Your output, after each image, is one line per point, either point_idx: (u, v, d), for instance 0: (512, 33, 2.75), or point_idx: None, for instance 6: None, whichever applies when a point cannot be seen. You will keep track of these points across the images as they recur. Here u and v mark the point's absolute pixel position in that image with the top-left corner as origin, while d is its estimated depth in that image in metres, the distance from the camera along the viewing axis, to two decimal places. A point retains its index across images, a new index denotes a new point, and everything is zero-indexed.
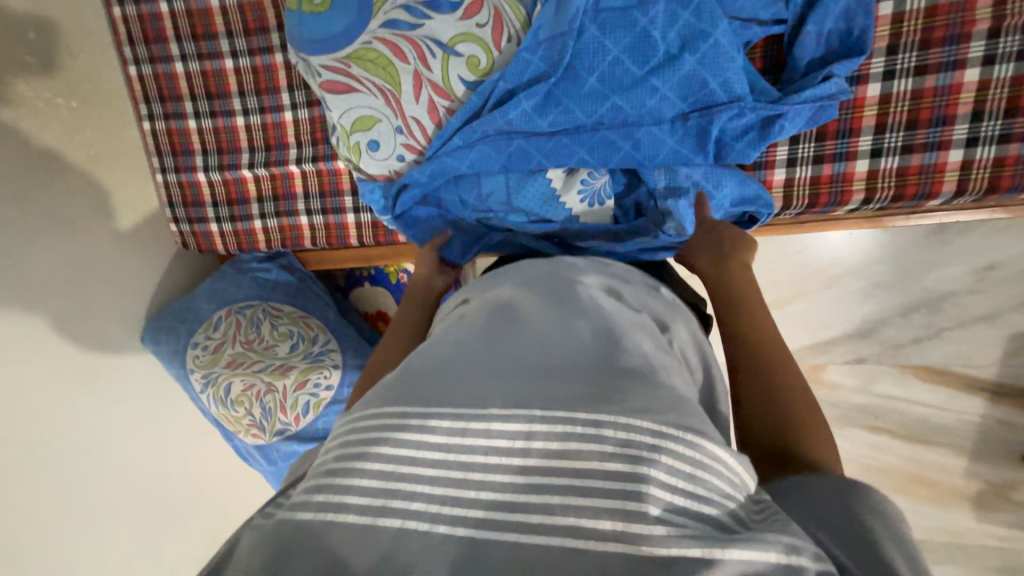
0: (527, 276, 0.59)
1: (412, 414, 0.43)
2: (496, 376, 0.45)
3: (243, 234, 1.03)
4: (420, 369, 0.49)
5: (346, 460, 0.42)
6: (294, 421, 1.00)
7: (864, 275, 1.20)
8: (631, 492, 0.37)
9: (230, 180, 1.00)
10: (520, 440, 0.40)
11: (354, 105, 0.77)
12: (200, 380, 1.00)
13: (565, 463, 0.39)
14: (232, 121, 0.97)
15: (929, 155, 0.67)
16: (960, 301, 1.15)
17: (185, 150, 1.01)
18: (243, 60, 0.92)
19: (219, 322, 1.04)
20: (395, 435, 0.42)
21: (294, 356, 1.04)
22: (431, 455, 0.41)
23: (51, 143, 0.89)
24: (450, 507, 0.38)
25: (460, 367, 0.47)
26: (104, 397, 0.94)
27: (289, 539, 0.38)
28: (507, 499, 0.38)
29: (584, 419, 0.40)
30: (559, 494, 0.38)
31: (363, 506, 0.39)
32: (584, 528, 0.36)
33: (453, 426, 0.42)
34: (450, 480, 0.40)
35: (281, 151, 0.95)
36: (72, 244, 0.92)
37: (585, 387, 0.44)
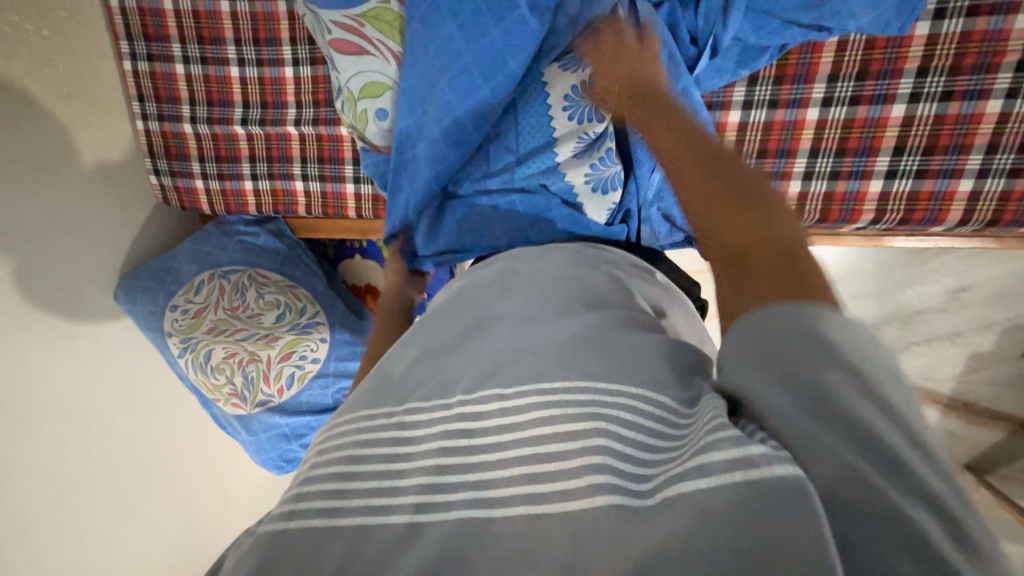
0: (500, 257, 0.57)
1: (371, 407, 0.42)
2: (461, 356, 0.43)
3: (231, 194, 0.97)
4: (385, 362, 0.46)
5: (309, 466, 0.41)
6: (276, 392, 0.98)
7: (845, 286, 1.25)
8: (596, 456, 0.34)
9: (220, 135, 0.93)
10: (481, 414, 0.38)
11: (365, 70, 0.72)
12: (178, 344, 0.95)
13: (528, 434, 0.36)
14: (226, 71, 0.89)
15: (941, 182, 0.68)
16: (928, 318, 1.21)
17: (171, 96, 0.93)
18: (240, 4, 0.84)
19: (201, 285, 0.98)
20: (359, 434, 0.40)
21: (279, 327, 1.00)
22: (395, 444, 0.39)
23: (12, 72, 0.80)
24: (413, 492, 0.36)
25: (423, 353, 0.45)
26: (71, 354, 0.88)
27: (261, 548, 0.35)
28: (474, 478, 0.36)
29: (548, 388, 0.38)
30: (526, 466, 0.35)
31: (330, 506, 0.37)
32: (556, 497, 0.33)
33: (417, 415, 0.40)
34: (411, 464, 0.38)
35: (279, 109, 0.89)
36: (39, 190, 0.84)
37: (554, 353, 0.40)
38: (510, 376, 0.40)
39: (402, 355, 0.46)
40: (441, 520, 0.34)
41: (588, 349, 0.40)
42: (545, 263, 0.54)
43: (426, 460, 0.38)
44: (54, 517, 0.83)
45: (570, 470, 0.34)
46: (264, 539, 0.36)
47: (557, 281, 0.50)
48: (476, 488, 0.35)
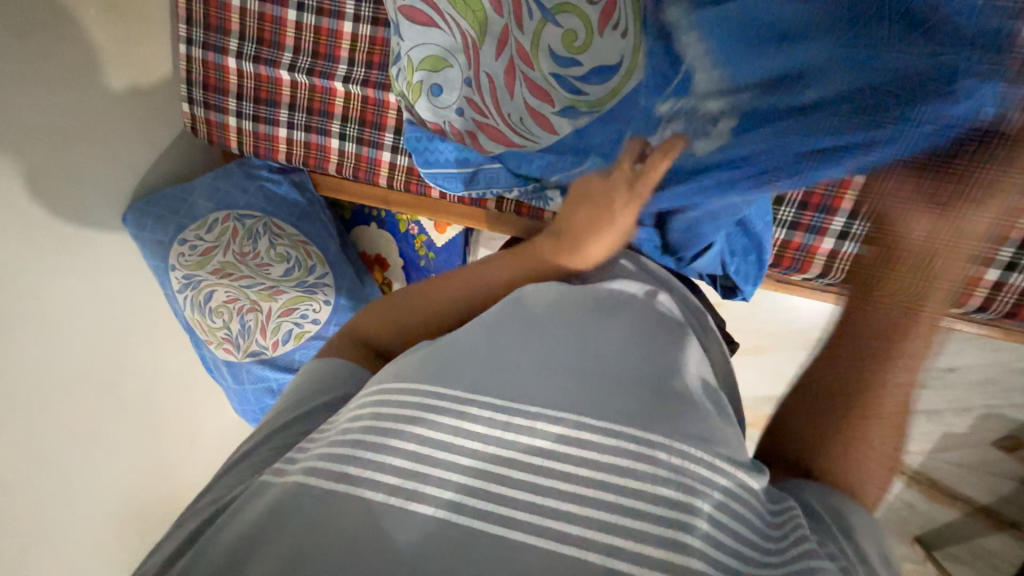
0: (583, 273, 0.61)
1: (449, 394, 0.46)
2: (544, 375, 0.47)
3: (263, 138, 0.95)
4: (460, 350, 0.50)
5: (373, 430, 0.44)
6: (271, 345, 0.96)
7: None
8: (679, 522, 0.38)
9: (264, 77, 0.91)
10: (563, 443, 0.42)
11: (429, 42, 0.71)
12: (180, 279, 0.93)
13: (610, 478, 0.40)
14: (282, 13, 0.87)
15: None
16: (916, 392, 1.24)
17: (220, 27, 0.90)
18: None
19: (214, 224, 0.96)
20: (429, 418, 0.44)
21: (285, 281, 0.98)
22: (468, 442, 0.43)
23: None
24: (481, 500, 0.40)
25: (505, 357, 0.49)
26: (70, 269, 0.86)
27: (309, 506, 0.39)
28: (546, 505, 0.39)
29: (634, 436, 0.42)
30: (604, 510, 0.39)
31: (391, 485, 0.40)
32: (627, 548, 0.37)
33: (494, 419, 0.44)
34: (488, 470, 0.41)
35: (330, 63, 0.87)
36: (67, 94, 0.82)
37: (635, 402, 0.44)
38: (594, 412, 0.43)
39: (470, 347, 0.50)
40: (508, 536, 0.38)
41: (665, 405, 0.44)
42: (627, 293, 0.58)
43: (501, 475, 0.41)
44: (28, 433, 0.80)
45: (642, 528, 0.38)
46: (311, 503, 0.39)
47: (639, 316, 0.55)
48: (540, 513, 0.39)
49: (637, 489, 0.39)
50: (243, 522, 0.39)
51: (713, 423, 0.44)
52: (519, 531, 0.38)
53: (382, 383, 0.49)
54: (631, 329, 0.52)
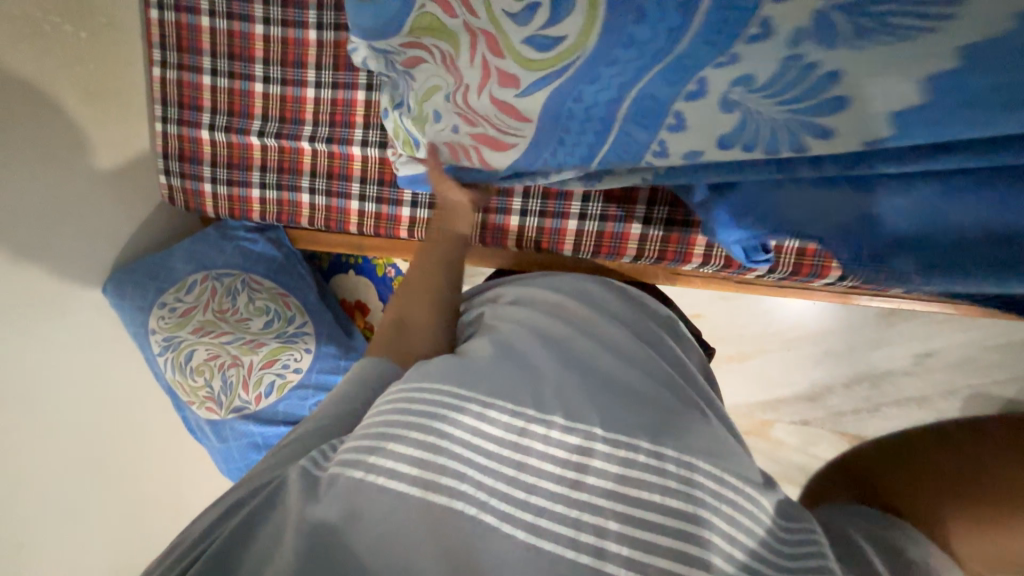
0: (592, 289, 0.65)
1: (471, 394, 0.49)
2: (559, 391, 0.50)
3: (238, 200, 1.00)
4: (478, 358, 0.54)
5: (398, 425, 0.46)
6: (254, 399, 0.97)
7: (819, 343, 1.31)
8: (689, 533, 0.40)
9: (236, 144, 0.97)
10: (578, 457, 0.45)
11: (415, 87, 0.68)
12: (160, 342, 0.95)
13: (622, 490, 0.43)
14: (250, 86, 0.94)
15: None
16: (896, 380, 1.27)
17: (193, 104, 0.97)
18: (275, 29, 0.91)
19: (194, 285, 0.99)
20: (453, 415, 0.47)
21: (266, 333, 1.00)
22: (486, 445, 0.46)
23: (45, 62, 0.84)
24: (497, 501, 0.43)
25: (523, 370, 0.52)
26: (53, 342, 0.87)
27: (344, 494, 0.43)
28: (561, 515, 0.42)
29: (647, 449, 0.45)
30: (614, 521, 0.42)
31: (412, 476, 0.43)
32: (637, 557, 0.40)
33: (511, 425, 0.47)
34: (506, 479, 0.44)
35: (296, 126, 0.94)
36: (51, 177, 0.86)
37: (646, 419, 0.48)
38: (608, 427, 0.47)
39: (488, 356, 0.54)
40: (522, 537, 0.41)
41: (673, 425, 0.48)
42: (637, 320, 0.61)
43: (517, 479, 0.44)
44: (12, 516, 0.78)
45: (656, 543, 0.40)
46: (344, 491, 0.43)
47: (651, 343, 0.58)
48: (555, 521, 0.42)
49: (650, 499, 0.42)
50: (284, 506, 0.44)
51: (723, 437, 0.48)
52: (531, 534, 0.41)
53: (408, 381, 0.52)
54: (645, 354, 0.56)
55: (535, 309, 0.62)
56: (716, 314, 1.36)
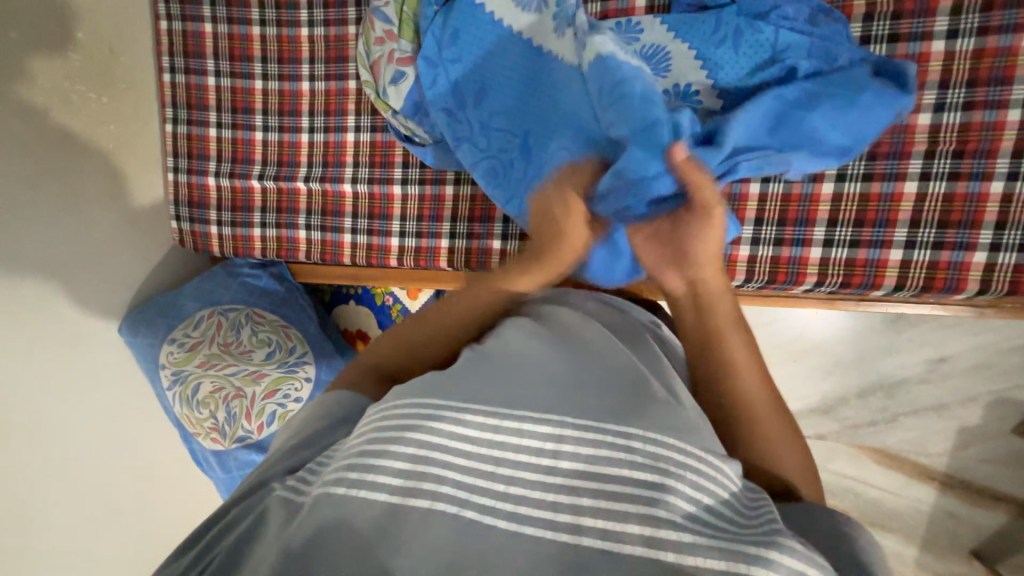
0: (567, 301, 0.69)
1: (443, 401, 0.50)
2: (530, 388, 0.52)
3: (241, 239, 1.07)
4: (456, 368, 0.56)
5: (378, 440, 0.48)
6: (257, 428, 1.00)
7: (826, 352, 1.28)
8: (659, 503, 0.42)
9: (239, 188, 1.05)
10: (551, 442, 0.47)
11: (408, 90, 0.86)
12: (169, 376, 1.00)
13: (591, 468, 0.45)
14: (251, 135, 1.03)
15: (874, 251, 0.76)
16: (911, 389, 1.23)
17: (201, 155, 1.06)
18: (271, 84, 1.00)
19: (201, 320, 1.05)
20: (429, 423, 0.48)
21: (267, 364, 1.04)
22: (461, 446, 0.47)
23: (65, 124, 0.93)
24: (477, 496, 0.44)
25: (494, 373, 0.54)
26: (66, 378, 0.93)
27: (321, 515, 0.43)
28: (537, 497, 0.44)
29: (614, 430, 0.46)
30: (588, 497, 0.43)
31: (393, 486, 0.45)
32: (614, 531, 0.41)
33: (484, 423, 0.48)
34: (482, 471, 0.46)
35: (292, 168, 1.01)
36: (73, 230, 0.95)
37: (615, 402, 0.50)
38: (578, 413, 0.48)
39: (464, 366, 0.56)
40: (503, 528, 0.42)
41: (636, 404, 0.50)
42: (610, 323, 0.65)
43: (496, 473, 0.46)
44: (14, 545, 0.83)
45: (629, 513, 0.42)
46: (327, 512, 0.44)
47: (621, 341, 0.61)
48: (533, 504, 0.44)
49: (619, 473, 0.44)
50: (262, 543, 0.45)
51: (688, 415, 0.50)
52: (512, 522, 0.43)
53: (385, 402, 0.53)
54: (614, 350, 0.58)
55: (511, 322, 0.65)
56: None
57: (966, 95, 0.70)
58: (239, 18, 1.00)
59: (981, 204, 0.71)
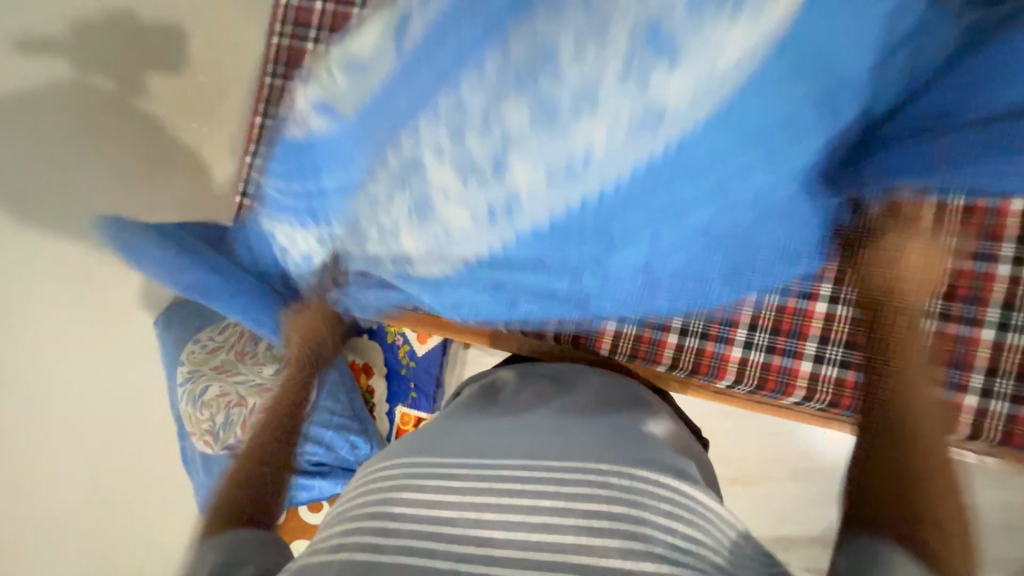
0: (554, 379, 0.75)
1: (423, 461, 0.54)
2: (508, 441, 0.57)
3: None
4: (438, 436, 0.61)
5: (372, 509, 0.50)
6: (247, 439, 1.04)
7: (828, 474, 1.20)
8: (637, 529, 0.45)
9: None
10: (530, 482, 0.50)
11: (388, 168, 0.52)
12: (184, 373, 1.08)
13: (570, 501, 0.48)
14: None
15: (864, 374, 0.78)
16: None
17: None
18: None
19: (226, 326, 1.15)
20: (418, 485, 0.51)
21: (273, 379, 1.10)
22: (450, 494, 0.50)
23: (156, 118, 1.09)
24: (471, 539, 0.46)
25: (473, 437, 0.59)
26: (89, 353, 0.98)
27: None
28: (523, 531, 0.46)
29: (588, 468, 0.51)
30: (570, 531, 0.45)
31: (390, 545, 0.46)
32: (604, 561, 0.43)
33: (471, 471, 0.52)
34: (474, 514, 0.48)
35: None
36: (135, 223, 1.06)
37: (587, 447, 0.55)
38: (550, 454, 0.53)
39: (448, 432, 0.61)
40: (499, 560, 0.44)
41: (607, 450, 0.54)
42: (592, 392, 0.71)
43: (486, 514, 0.48)
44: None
45: (613, 540, 0.44)
46: (333, 572, 0.44)
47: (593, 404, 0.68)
48: (525, 539, 0.45)
49: (594, 506, 0.47)
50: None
51: (664, 465, 0.54)
52: (506, 555, 0.44)
53: (376, 470, 0.57)
54: (586, 417, 0.63)
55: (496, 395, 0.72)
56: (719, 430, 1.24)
57: (986, 246, 0.74)
58: None
59: (975, 349, 0.74)
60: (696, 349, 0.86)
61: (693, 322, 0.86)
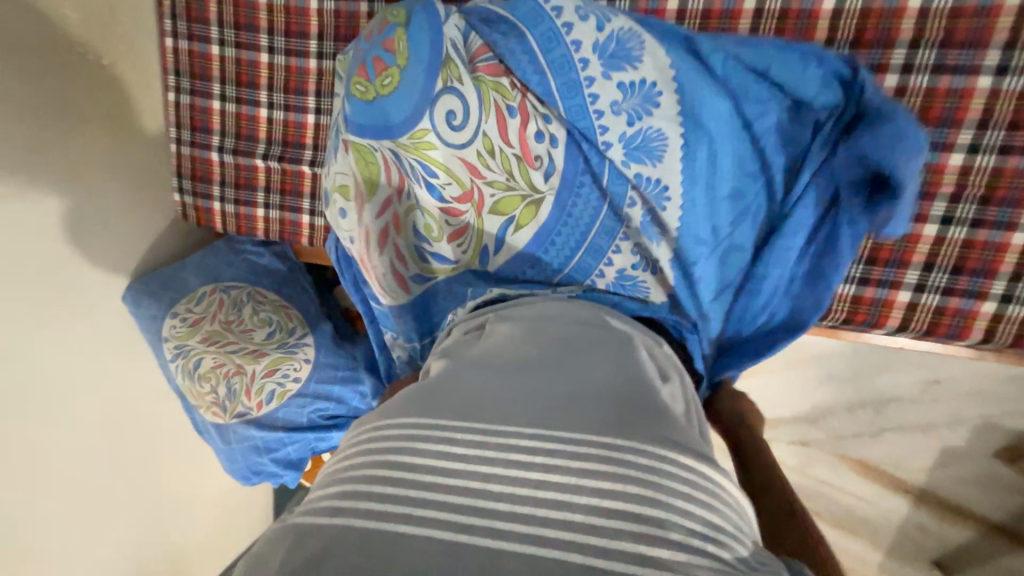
0: (561, 314, 0.66)
1: (420, 420, 0.49)
2: (516, 398, 0.51)
3: (244, 218, 1.05)
4: (438, 384, 0.55)
5: (360, 472, 0.46)
6: (255, 406, 1.03)
7: (823, 363, 1.25)
8: (648, 515, 0.41)
9: (242, 165, 1.02)
10: (539, 456, 0.45)
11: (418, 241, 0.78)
12: (172, 349, 1.03)
13: (581, 480, 0.43)
14: (256, 111, 0.99)
15: (882, 290, 0.80)
16: (902, 407, 1.22)
17: (204, 127, 1.02)
18: (278, 59, 0.96)
19: (202, 297, 1.06)
20: (412, 447, 0.47)
21: (268, 344, 1.06)
22: (444, 461, 0.45)
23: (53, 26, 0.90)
24: (463, 516, 0.42)
25: (475, 390, 0.52)
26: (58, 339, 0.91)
27: (306, 543, 0.41)
28: (525, 512, 0.42)
29: (603, 442, 0.45)
30: (579, 512, 0.41)
31: (374, 512, 0.42)
32: (609, 547, 0.39)
33: (473, 440, 0.46)
34: (470, 489, 0.44)
35: (297, 149, 0.99)
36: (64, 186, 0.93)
37: (603, 411, 0.49)
38: (563, 421, 0.47)
39: (449, 381, 0.55)
40: (490, 543, 0.40)
41: (623, 415, 0.49)
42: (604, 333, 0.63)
43: (485, 488, 0.44)
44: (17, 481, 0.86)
45: (620, 528, 0.40)
46: (310, 536, 0.42)
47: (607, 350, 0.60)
48: (525, 521, 0.41)
49: (605, 488, 0.43)
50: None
51: (679, 431, 0.49)
52: (499, 538, 0.40)
53: (369, 424, 0.52)
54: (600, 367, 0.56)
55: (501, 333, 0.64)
56: None
57: (1004, 138, 0.71)
58: None
59: (1001, 253, 0.75)
60: None
61: None
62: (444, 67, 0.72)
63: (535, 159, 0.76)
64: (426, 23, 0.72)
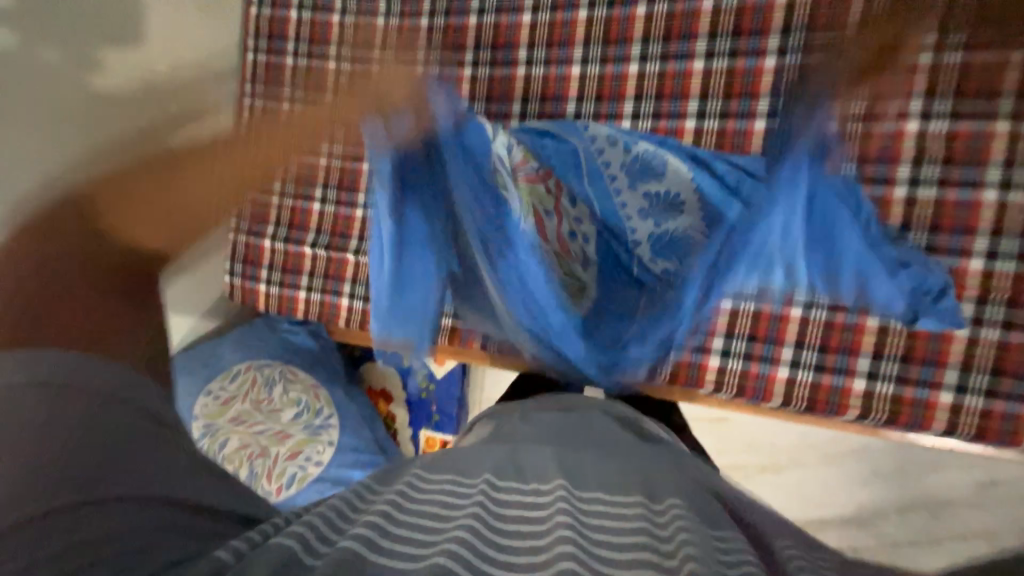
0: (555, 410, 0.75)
1: (436, 478, 0.54)
2: (523, 459, 0.58)
3: (286, 299, 1.11)
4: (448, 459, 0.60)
5: (385, 506, 0.47)
6: (275, 490, 1.01)
7: (867, 460, 1.17)
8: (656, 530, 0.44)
9: (291, 252, 1.11)
10: (554, 494, 0.50)
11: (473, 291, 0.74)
12: (198, 429, 1.03)
13: (595, 510, 0.47)
14: (309, 206, 1.10)
15: (922, 390, 0.80)
16: (959, 510, 1.12)
17: (262, 218, 1.12)
18: (335, 162, 1.07)
19: (237, 374, 1.09)
20: (434, 493, 0.50)
21: (294, 425, 1.07)
22: (463, 500, 0.49)
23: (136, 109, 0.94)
24: (492, 536, 0.43)
25: (484, 457, 0.58)
26: None
27: (343, 552, 0.39)
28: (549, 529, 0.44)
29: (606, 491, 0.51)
30: (598, 530, 0.44)
31: (404, 534, 0.42)
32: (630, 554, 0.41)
33: (490, 486, 0.51)
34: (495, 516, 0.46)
35: (343, 239, 1.08)
36: None
37: (602, 470, 0.55)
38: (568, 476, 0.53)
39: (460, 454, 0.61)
40: (521, 555, 0.41)
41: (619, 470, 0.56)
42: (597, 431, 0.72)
43: (507, 517, 0.46)
44: None
45: (640, 538, 0.43)
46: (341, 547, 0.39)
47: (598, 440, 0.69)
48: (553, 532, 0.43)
49: (616, 516, 0.47)
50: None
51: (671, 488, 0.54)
52: (529, 550, 0.42)
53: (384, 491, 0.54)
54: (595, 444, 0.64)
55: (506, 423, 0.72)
56: (747, 422, 1.21)
57: (993, 244, 0.76)
58: (314, 105, 1.07)
59: None
60: (740, 371, 0.85)
61: (734, 343, 0.85)
62: (490, 182, 0.72)
63: (572, 254, 0.77)
64: (461, 149, 0.71)
